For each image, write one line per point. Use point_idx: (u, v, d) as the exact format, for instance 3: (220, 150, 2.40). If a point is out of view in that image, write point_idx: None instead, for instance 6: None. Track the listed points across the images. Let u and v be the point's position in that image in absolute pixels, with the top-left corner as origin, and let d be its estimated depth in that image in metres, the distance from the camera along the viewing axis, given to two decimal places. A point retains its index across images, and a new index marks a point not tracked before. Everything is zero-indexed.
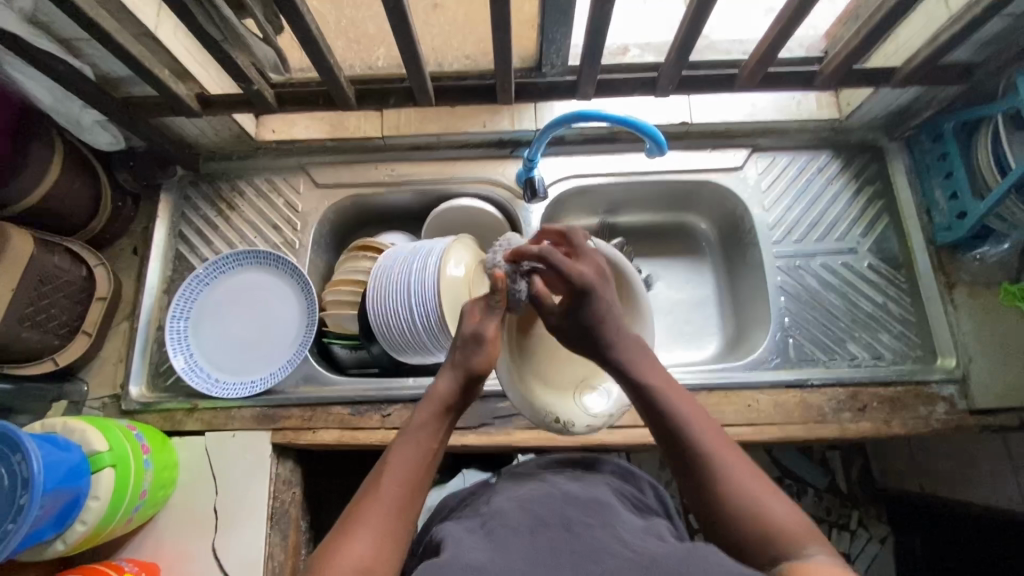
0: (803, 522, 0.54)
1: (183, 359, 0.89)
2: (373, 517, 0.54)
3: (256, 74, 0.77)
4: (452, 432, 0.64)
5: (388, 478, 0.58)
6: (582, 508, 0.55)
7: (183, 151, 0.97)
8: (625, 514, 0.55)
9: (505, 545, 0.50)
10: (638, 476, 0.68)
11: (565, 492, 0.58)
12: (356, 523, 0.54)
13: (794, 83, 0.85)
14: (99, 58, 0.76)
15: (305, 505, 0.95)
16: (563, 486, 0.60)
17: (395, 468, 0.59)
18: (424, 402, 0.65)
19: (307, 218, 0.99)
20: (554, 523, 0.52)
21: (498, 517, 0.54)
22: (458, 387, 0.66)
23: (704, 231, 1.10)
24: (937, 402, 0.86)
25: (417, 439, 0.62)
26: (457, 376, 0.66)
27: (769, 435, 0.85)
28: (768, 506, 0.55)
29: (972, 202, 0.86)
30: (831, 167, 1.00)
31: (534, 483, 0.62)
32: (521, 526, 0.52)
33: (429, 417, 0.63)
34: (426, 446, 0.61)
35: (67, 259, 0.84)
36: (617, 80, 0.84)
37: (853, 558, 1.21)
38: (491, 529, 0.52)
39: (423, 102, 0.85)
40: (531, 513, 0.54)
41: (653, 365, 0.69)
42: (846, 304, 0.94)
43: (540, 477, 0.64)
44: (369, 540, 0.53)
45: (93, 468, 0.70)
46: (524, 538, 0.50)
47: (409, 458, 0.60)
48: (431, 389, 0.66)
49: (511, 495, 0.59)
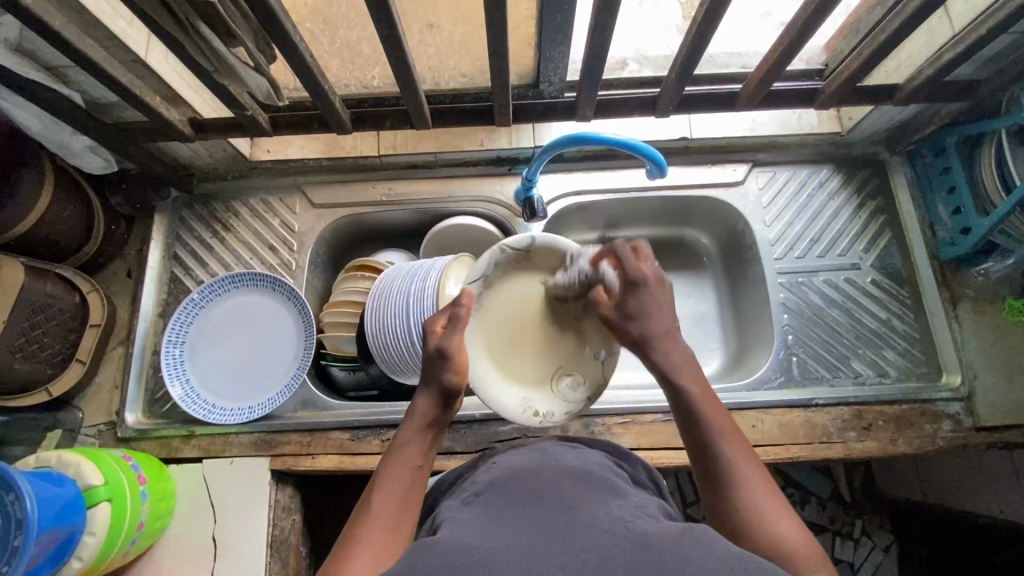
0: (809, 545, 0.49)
1: (180, 387, 0.88)
2: (368, 542, 0.51)
3: (249, 99, 0.76)
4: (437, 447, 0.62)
5: (377, 502, 0.55)
6: (578, 483, 0.53)
7: (176, 172, 0.95)
8: (622, 493, 0.53)
9: (497, 518, 0.48)
10: (632, 458, 0.65)
11: (561, 467, 0.56)
12: (349, 551, 0.50)
13: (796, 100, 0.84)
14: (89, 85, 0.75)
15: (305, 530, 0.94)
16: (559, 459, 0.58)
17: (383, 491, 0.56)
18: (405, 423, 0.63)
19: (303, 238, 0.98)
20: (548, 498, 0.50)
21: (492, 493, 0.53)
22: (438, 400, 0.64)
23: (705, 246, 1.09)
24: (943, 419, 0.85)
25: (403, 459, 0.59)
26: (435, 393, 0.64)
27: (774, 456, 0.84)
28: (779, 526, 0.51)
29: (976, 217, 0.85)
30: (833, 181, 0.99)
31: (528, 454, 0.60)
32: (516, 499, 0.50)
33: (412, 436, 0.61)
34: (412, 465, 0.59)
35: (60, 286, 0.83)
36: (617, 100, 0.83)
37: (856, 568, 1.19)
38: (485, 505, 0.51)
39: (420, 124, 0.84)
40: (525, 489, 0.52)
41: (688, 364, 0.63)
42: (850, 320, 0.93)
43: (536, 447, 0.62)
44: (368, 564, 0.49)
45: (89, 502, 0.69)
46: (517, 511, 0.49)
47: (396, 478, 0.57)
48: (409, 411, 0.64)
49: (505, 467, 0.58)
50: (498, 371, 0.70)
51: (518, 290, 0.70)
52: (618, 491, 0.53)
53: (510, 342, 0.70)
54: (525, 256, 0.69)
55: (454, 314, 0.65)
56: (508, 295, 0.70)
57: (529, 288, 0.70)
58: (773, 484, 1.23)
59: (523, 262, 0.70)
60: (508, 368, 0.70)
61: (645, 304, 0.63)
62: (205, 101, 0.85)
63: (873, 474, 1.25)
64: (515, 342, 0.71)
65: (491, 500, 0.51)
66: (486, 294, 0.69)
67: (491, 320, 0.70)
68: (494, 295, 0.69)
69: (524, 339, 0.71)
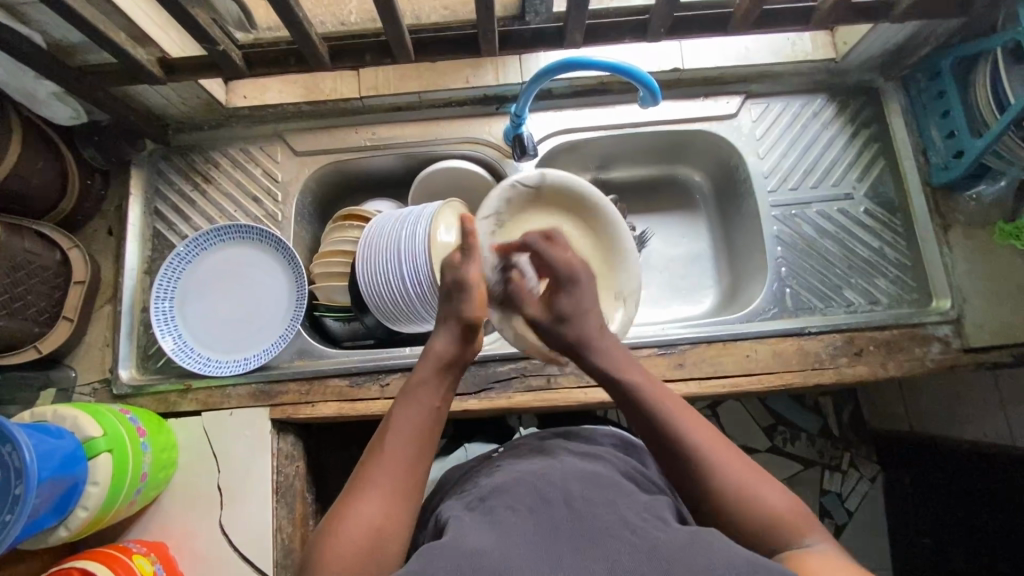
0: (794, 507, 0.55)
1: (172, 341, 0.87)
2: (384, 477, 0.56)
3: (220, 33, 0.73)
4: (453, 388, 0.65)
5: (394, 438, 0.59)
6: (586, 483, 0.57)
7: (150, 122, 0.92)
8: (626, 488, 0.59)
9: (504, 525, 0.51)
10: (641, 450, 0.75)
11: (565, 465, 0.62)
12: (367, 482, 0.56)
13: (790, 21, 0.81)
14: (49, 23, 0.71)
15: (309, 478, 0.95)
16: (565, 460, 0.65)
17: (400, 428, 0.60)
18: (423, 360, 0.66)
19: (287, 188, 0.95)
20: (557, 499, 0.54)
21: (498, 495, 0.57)
22: (455, 342, 0.67)
23: (697, 183, 1.08)
24: (932, 342, 0.87)
25: (420, 397, 0.63)
26: (453, 332, 0.68)
27: (768, 384, 0.85)
28: (763, 495, 0.55)
29: (970, 139, 0.84)
30: (827, 110, 0.97)
31: (535, 458, 0.67)
32: (524, 503, 0.54)
33: (430, 373, 0.65)
34: (430, 403, 0.62)
35: (38, 242, 0.81)
36: (607, 25, 0.80)
37: (844, 497, 1.24)
38: (493, 509, 0.54)
39: (402, 58, 0.80)
40: (531, 488, 0.57)
41: (630, 363, 0.68)
42: (842, 250, 0.93)
43: (542, 450, 0.70)
44: (381, 501, 0.54)
45: (89, 454, 0.68)
46: (523, 513, 0.52)
47: (413, 416, 0.61)
48: (427, 349, 0.67)
49: (513, 468, 0.64)
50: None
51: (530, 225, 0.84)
52: (625, 487, 0.59)
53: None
54: (534, 193, 0.83)
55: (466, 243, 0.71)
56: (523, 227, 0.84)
57: (539, 222, 0.84)
58: (764, 422, 1.27)
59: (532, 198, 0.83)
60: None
61: (576, 304, 0.72)
62: (176, 41, 0.80)
63: (862, 409, 1.28)
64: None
65: (497, 500, 0.56)
66: (499, 233, 0.83)
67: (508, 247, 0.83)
68: (510, 231, 0.83)
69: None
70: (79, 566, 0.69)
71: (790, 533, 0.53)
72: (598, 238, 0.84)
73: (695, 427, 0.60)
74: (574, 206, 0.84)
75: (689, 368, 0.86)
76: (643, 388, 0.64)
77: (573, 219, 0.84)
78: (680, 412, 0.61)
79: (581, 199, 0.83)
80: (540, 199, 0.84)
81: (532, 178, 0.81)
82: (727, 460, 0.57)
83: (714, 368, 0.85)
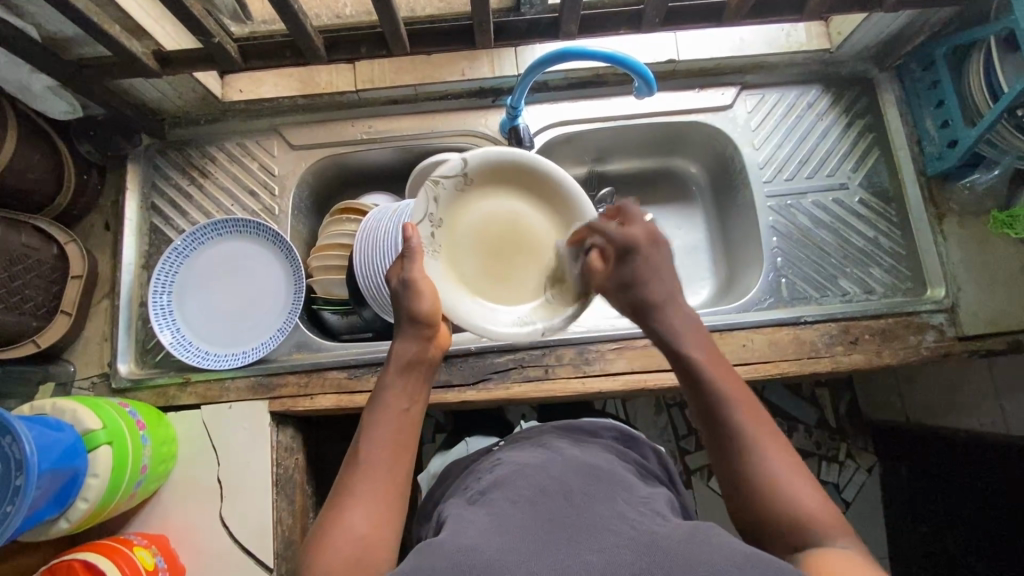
0: (827, 508, 0.53)
1: (170, 335, 0.87)
2: (363, 487, 0.55)
3: (215, 25, 0.73)
4: (422, 389, 0.63)
5: (368, 449, 0.57)
6: (585, 478, 0.58)
7: (145, 116, 0.91)
8: (625, 482, 0.60)
9: (502, 516, 0.52)
10: (639, 443, 0.76)
11: (565, 460, 0.63)
12: (348, 495, 0.54)
13: (784, 10, 0.81)
14: (44, 16, 0.71)
15: (309, 471, 0.95)
16: (566, 453, 0.66)
17: (373, 438, 0.58)
18: (387, 367, 0.64)
19: (284, 182, 0.95)
20: (555, 491, 0.56)
21: (498, 490, 0.58)
22: (417, 344, 0.64)
23: (693, 175, 1.09)
24: (927, 330, 0.87)
25: (389, 404, 0.61)
26: (413, 334, 0.65)
27: (764, 373, 0.85)
28: (794, 486, 0.54)
29: (963, 129, 0.84)
30: (822, 101, 0.98)
31: (536, 449, 0.68)
32: (522, 496, 0.55)
33: (395, 379, 0.63)
34: (395, 408, 0.60)
35: (35, 237, 0.81)
36: (602, 16, 0.80)
37: (841, 488, 1.25)
38: (492, 504, 0.56)
39: (397, 50, 0.80)
40: (531, 483, 0.58)
41: (698, 336, 0.65)
42: (838, 239, 0.94)
43: (542, 442, 0.70)
44: (362, 512, 0.53)
45: (89, 446, 0.68)
46: (523, 505, 0.54)
47: (384, 423, 0.59)
48: (391, 355, 0.65)
49: (515, 461, 0.65)
50: (480, 298, 0.73)
51: (472, 212, 0.74)
52: (623, 481, 0.60)
53: (478, 264, 0.74)
54: (465, 180, 0.72)
55: (407, 252, 0.68)
56: (465, 214, 0.73)
57: (482, 207, 0.74)
58: None
59: (463, 187, 0.73)
60: (491, 289, 0.75)
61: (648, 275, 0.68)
62: (171, 34, 0.80)
63: (858, 400, 1.29)
64: (483, 259, 0.74)
65: (497, 494, 0.57)
66: (440, 230, 0.72)
67: (453, 243, 0.73)
68: (451, 227, 0.73)
69: (491, 250, 0.75)
70: (80, 557, 0.69)
71: (813, 530, 0.51)
72: (547, 203, 0.75)
73: (745, 410, 0.58)
74: (512, 179, 0.74)
75: None
76: (702, 364, 0.62)
77: (515, 191, 0.75)
78: (738, 395, 0.59)
79: (520, 169, 0.73)
80: (475, 184, 0.73)
81: (455, 168, 0.71)
82: (773, 452, 0.56)
83: None
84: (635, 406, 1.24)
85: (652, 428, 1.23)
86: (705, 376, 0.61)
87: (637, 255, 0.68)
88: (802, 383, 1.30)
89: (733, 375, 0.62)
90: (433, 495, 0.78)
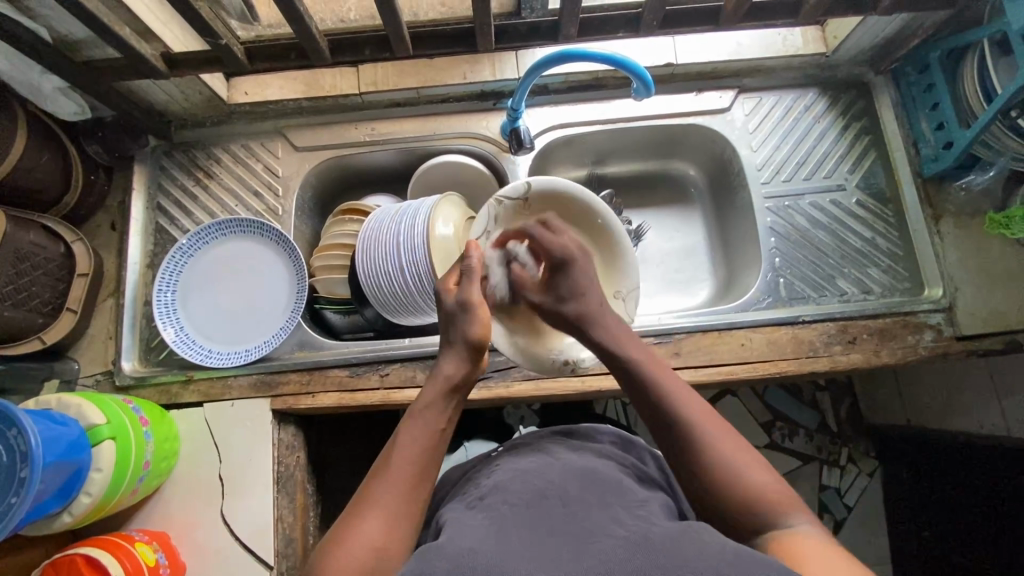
0: (783, 487, 0.54)
1: (173, 332, 0.88)
2: (393, 492, 0.55)
3: (223, 28, 0.76)
4: (458, 412, 0.63)
5: (403, 456, 0.57)
6: (580, 483, 0.59)
7: (152, 118, 0.93)
8: (623, 486, 0.60)
9: (499, 522, 0.53)
10: (638, 447, 0.75)
11: (562, 464, 0.64)
12: (374, 497, 0.54)
13: (780, 15, 0.83)
14: (54, 18, 0.73)
15: (310, 470, 0.96)
16: (562, 458, 0.66)
17: (410, 445, 0.58)
18: (429, 382, 0.64)
19: (288, 183, 0.97)
20: (551, 497, 0.56)
21: (494, 496, 0.58)
22: (463, 368, 0.65)
23: (692, 177, 1.10)
24: (925, 330, 0.87)
25: (426, 417, 0.61)
26: (461, 356, 0.65)
27: (762, 372, 0.86)
28: (749, 471, 0.54)
29: (959, 130, 0.85)
30: (819, 104, 0.99)
31: (533, 455, 0.69)
32: (518, 503, 0.56)
33: (435, 396, 0.62)
34: (434, 424, 0.60)
35: (44, 235, 0.82)
36: (600, 19, 0.81)
37: (842, 493, 1.24)
38: (489, 510, 0.56)
39: (400, 51, 0.82)
40: (529, 490, 0.58)
41: (632, 339, 0.67)
42: (835, 240, 0.94)
43: (539, 447, 0.71)
44: (383, 524, 0.52)
45: (93, 440, 0.69)
46: (521, 512, 0.54)
47: (424, 432, 0.59)
48: (434, 371, 0.65)
49: (511, 467, 0.65)
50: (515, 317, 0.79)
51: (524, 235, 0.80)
52: (620, 484, 0.60)
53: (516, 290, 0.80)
54: (524, 204, 0.79)
55: (463, 269, 0.72)
56: None
57: None
58: (762, 418, 1.27)
59: (522, 210, 0.79)
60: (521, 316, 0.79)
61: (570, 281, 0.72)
62: (179, 37, 0.82)
63: (859, 404, 1.29)
64: None
65: (495, 500, 0.58)
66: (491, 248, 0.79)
67: (500, 263, 0.80)
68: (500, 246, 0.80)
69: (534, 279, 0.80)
70: (82, 552, 0.69)
71: (773, 511, 0.52)
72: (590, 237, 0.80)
73: (689, 404, 0.59)
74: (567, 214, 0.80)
75: (684, 357, 0.87)
76: (641, 365, 0.64)
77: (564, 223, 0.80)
78: (677, 389, 0.61)
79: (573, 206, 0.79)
80: (530, 211, 0.79)
81: (518, 190, 0.77)
82: (719, 438, 0.56)
83: (710, 357, 0.86)
84: (636, 410, 1.25)
85: (652, 432, 1.23)
86: (645, 377, 0.63)
87: (570, 265, 0.73)
88: (802, 386, 1.30)
89: (669, 372, 0.63)
90: (433, 495, 0.78)
